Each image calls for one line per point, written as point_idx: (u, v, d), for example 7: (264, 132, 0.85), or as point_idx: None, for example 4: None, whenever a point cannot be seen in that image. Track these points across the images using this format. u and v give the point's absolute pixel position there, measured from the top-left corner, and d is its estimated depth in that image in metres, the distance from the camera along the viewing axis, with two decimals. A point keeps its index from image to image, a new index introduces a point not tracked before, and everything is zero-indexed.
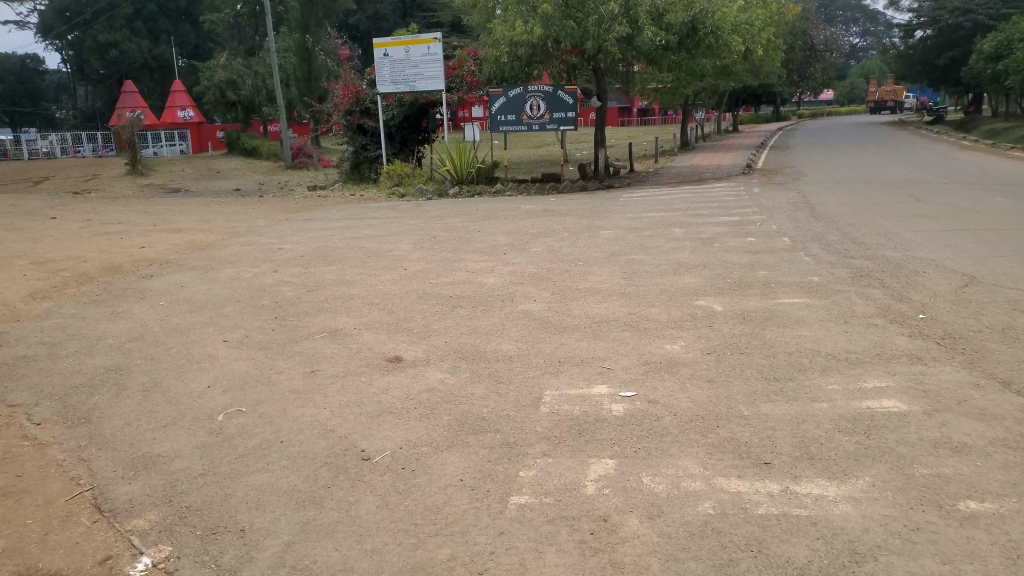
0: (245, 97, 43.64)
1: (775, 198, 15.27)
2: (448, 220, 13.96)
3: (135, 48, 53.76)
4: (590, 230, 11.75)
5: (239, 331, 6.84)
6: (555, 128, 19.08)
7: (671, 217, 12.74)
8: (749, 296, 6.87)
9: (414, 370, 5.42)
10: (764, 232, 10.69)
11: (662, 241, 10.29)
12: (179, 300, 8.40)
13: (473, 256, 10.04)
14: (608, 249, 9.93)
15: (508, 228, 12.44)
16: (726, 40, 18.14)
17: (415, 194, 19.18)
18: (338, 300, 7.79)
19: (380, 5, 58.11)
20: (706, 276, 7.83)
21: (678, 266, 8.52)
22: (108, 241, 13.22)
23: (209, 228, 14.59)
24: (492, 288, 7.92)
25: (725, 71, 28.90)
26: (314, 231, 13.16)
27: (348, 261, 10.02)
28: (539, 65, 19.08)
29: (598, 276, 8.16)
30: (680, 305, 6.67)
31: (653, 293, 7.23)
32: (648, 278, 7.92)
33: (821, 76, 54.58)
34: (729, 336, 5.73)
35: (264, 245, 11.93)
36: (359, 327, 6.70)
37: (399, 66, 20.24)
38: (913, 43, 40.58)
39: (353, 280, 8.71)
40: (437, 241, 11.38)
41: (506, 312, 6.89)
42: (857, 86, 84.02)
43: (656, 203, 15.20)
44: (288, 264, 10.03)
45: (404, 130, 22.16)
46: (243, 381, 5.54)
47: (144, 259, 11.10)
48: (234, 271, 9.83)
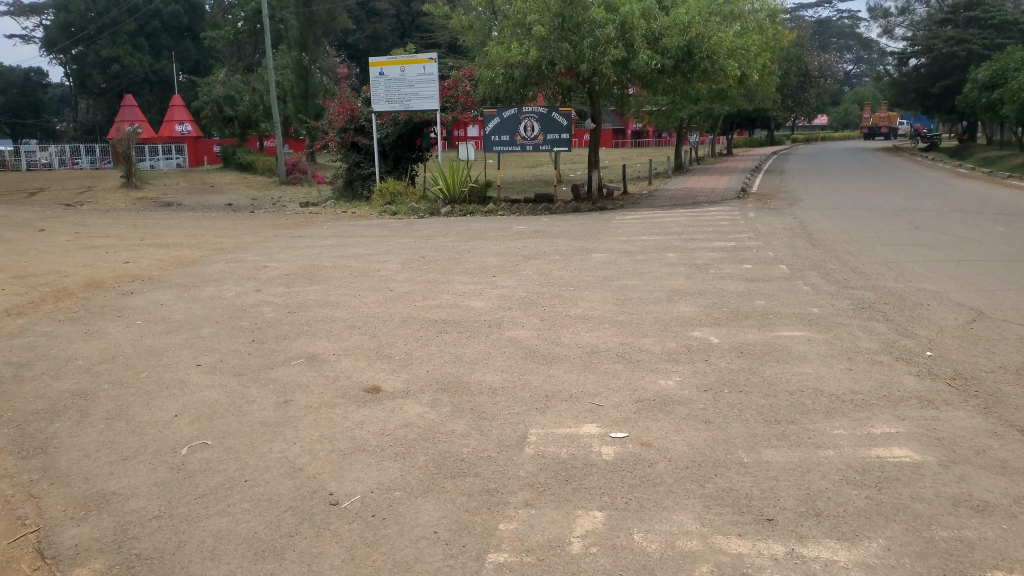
0: (242, 113, 43.58)
1: (771, 223, 15.08)
2: (438, 239, 13.70)
3: (136, 63, 53.93)
4: (583, 253, 11.49)
5: (213, 355, 6.48)
6: (549, 149, 18.91)
7: (665, 241, 12.51)
8: (746, 328, 6.61)
9: (393, 402, 5.12)
10: (761, 259, 10.46)
11: (657, 267, 10.04)
12: (157, 319, 8.04)
13: (461, 277, 9.76)
14: (599, 273, 9.67)
15: (498, 249, 12.18)
16: (722, 65, 17.98)
17: (407, 212, 18.91)
18: (319, 322, 7.49)
19: (379, 24, 58.35)
20: (703, 305, 7.56)
21: (673, 293, 8.25)
22: (92, 255, 12.92)
23: (197, 244, 14.30)
24: (479, 312, 7.64)
25: (721, 95, 28.90)
26: (302, 249, 12.88)
27: (333, 281, 9.73)
28: (534, 86, 18.93)
29: (590, 302, 7.88)
30: (675, 335, 6.40)
31: (647, 322, 6.94)
32: (640, 306, 7.64)
33: (816, 101, 54.85)
34: (725, 372, 5.47)
35: (249, 262, 11.63)
36: (337, 353, 6.39)
37: (394, 85, 20.09)
38: (907, 71, 40.69)
39: (336, 302, 8.42)
40: (426, 261, 11.10)
41: (492, 339, 6.60)
42: (852, 112, 84.65)
43: (651, 226, 14.98)
44: (271, 283, 9.73)
45: (398, 148, 22.01)
46: (212, 411, 5.18)
47: (126, 275, 10.77)
48: (216, 289, 9.51)
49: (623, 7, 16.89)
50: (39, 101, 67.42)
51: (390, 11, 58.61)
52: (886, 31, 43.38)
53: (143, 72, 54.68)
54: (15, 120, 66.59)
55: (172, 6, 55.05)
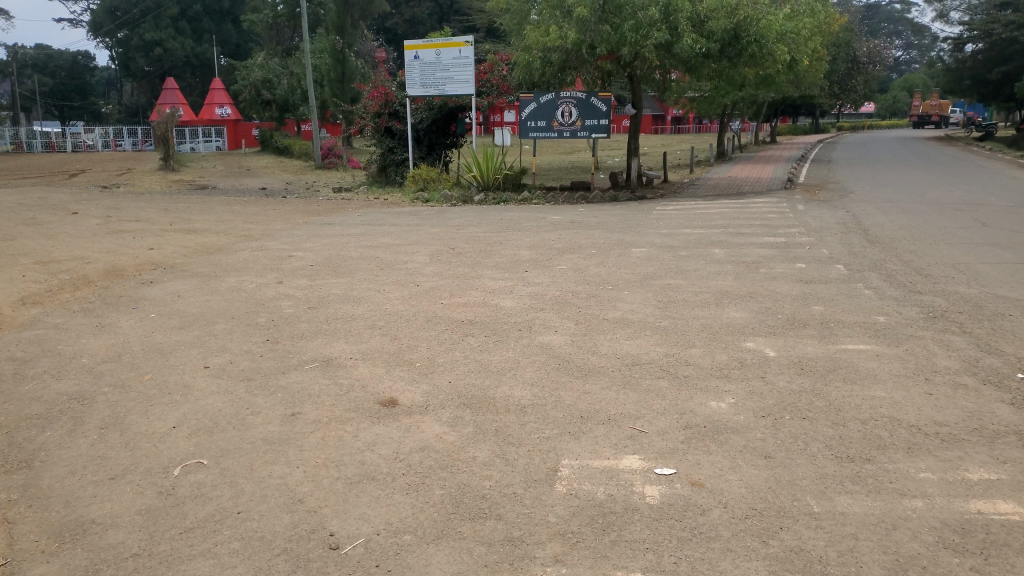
0: (280, 96, 43.53)
1: (823, 217, 14.20)
2: (470, 229, 13.15)
3: (178, 46, 54.43)
4: (622, 246, 10.85)
5: (223, 356, 6.03)
6: (587, 135, 18.20)
7: (710, 235, 11.77)
8: (805, 339, 5.95)
9: (411, 420, 4.59)
10: (815, 258, 9.72)
11: (702, 264, 9.36)
12: (173, 312, 7.63)
13: (491, 272, 9.20)
14: (640, 270, 9.03)
15: (532, 241, 11.58)
16: (772, 50, 17.03)
17: (439, 200, 18.40)
18: (338, 320, 7.00)
19: (417, 7, 57.89)
20: (755, 311, 6.91)
21: (721, 295, 7.58)
22: (119, 241, 12.68)
23: (223, 230, 14.02)
24: (509, 313, 7.07)
25: (768, 81, 27.75)
26: (330, 237, 12.47)
27: (358, 274, 9.26)
28: (573, 70, 18.22)
29: (629, 304, 7.25)
30: (727, 347, 5.79)
31: (697, 329, 6.32)
32: (686, 310, 7.00)
33: (865, 88, 52.80)
34: (786, 394, 4.84)
35: (274, 251, 11.25)
36: (354, 356, 5.90)
37: (429, 70, 19.56)
38: (962, 57, 38.65)
39: (359, 297, 7.94)
40: (455, 254, 10.56)
41: (521, 345, 6.03)
42: (902, 99, 81.61)
43: (693, 218, 14.24)
44: (293, 274, 9.29)
45: (431, 134, 21.52)
46: (213, 423, 4.72)
47: (148, 262, 10.46)
48: (236, 280, 9.10)
49: None
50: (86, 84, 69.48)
51: None
52: (941, 15, 41.26)
53: (184, 55, 55.18)
54: (61, 102, 68.24)
55: None
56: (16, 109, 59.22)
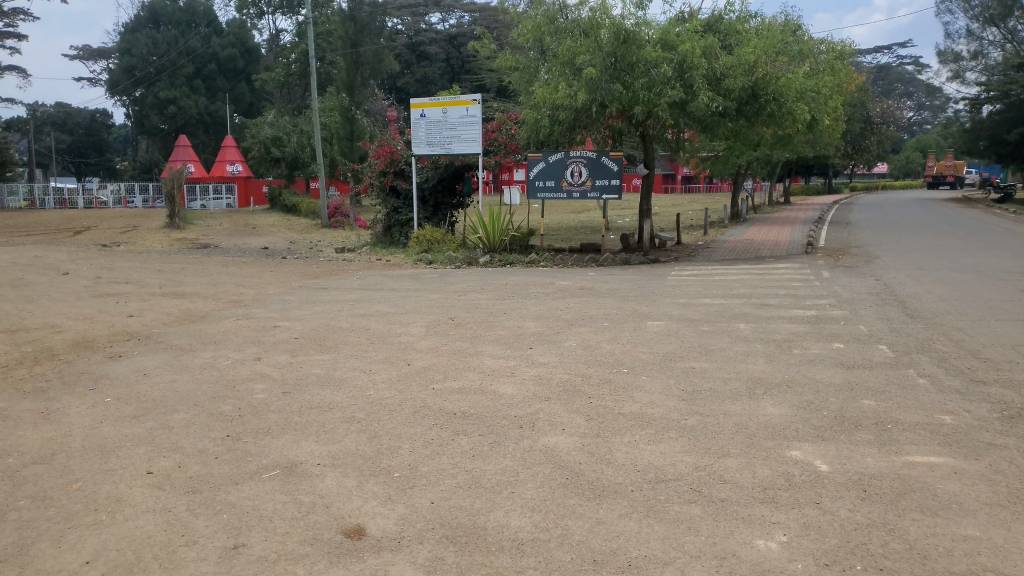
0: (291, 154, 43.61)
1: (851, 286, 13.33)
2: (472, 295, 12.36)
3: (193, 105, 55.36)
4: (637, 319, 9.97)
5: (171, 459, 5.07)
6: (598, 196, 17.56)
7: (733, 307, 10.89)
8: (861, 450, 4.99)
9: (379, 561, 3.65)
10: (853, 336, 8.84)
11: (727, 343, 8.47)
12: (131, 396, 6.71)
13: (491, 348, 8.33)
14: (658, 348, 8.14)
15: (539, 311, 10.73)
16: (791, 108, 16.55)
17: (443, 262, 17.70)
18: (313, 410, 6.09)
19: (429, 68, 58.84)
20: (795, 408, 5.97)
21: (754, 385, 6.66)
22: (101, 305, 11.96)
23: (213, 294, 13.29)
24: (509, 403, 6.13)
25: (782, 141, 27.27)
26: (323, 304, 11.69)
27: (345, 349, 8.41)
28: (583, 130, 17.71)
29: (649, 394, 6.31)
30: (769, 459, 4.85)
31: (729, 432, 5.36)
32: (714, 404, 6.07)
33: (877, 149, 52.52)
34: (850, 531, 3.90)
35: (262, 319, 10.45)
36: (323, 462, 4.98)
37: (436, 128, 19.13)
38: (979, 118, 38.59)
39: (342, 380, 7.05)
40: (455, 325, 9.71)
41: (521, 450, 5.09)
42: (914, 159, 81.62)
43: (711, 286, 13.40)
44: (275, 349, 8.44)
45: (438, 194, 20.96)
46: (137, 557, 3.74)
47: (122, 332, 9.64)
48: (211, 356, 8.22)
49: (683, 45, 15.55)
50: (103, 140, 71.06)
51: (440, 55, 58.89)
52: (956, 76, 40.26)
53: (198, 113, 56.07)
54: (79, 159, 69.64)
55: (228, 49, 56.67)
56: (33, 166, 60.15)
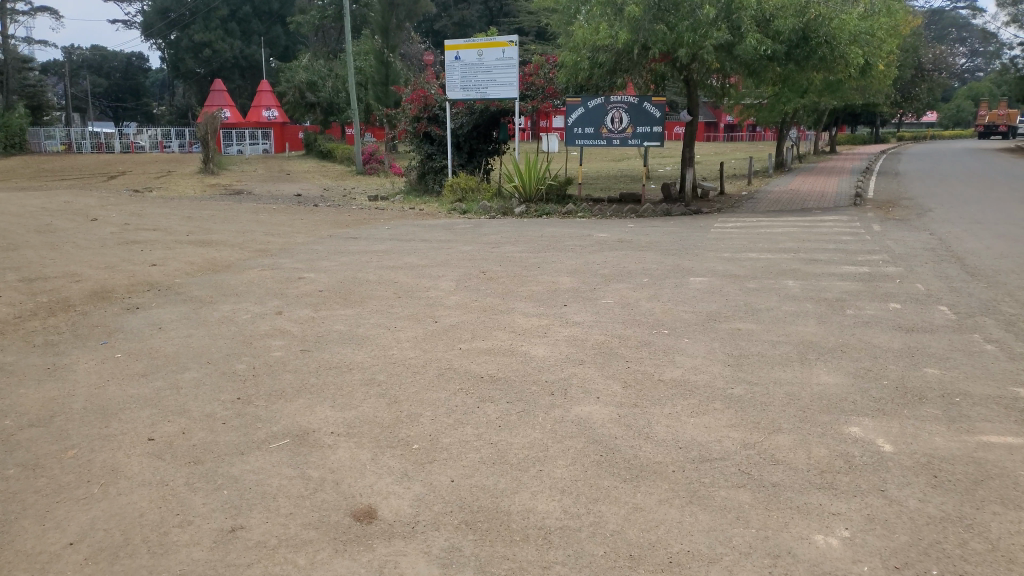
0: (325, 100, 43.08)
1: (906, 240, 12.52)
2: (505, 247, 11.91)
3: (228, 49, 54.94)
4: (678, 275, 9.40)
5: (176, 424, 4.84)
6: (638, 143, 16.71)
7: (780, 262, 10.24)
8: (928, 426, 4.45)
9: (388, 550, 3.29)
10: (911, 296, 8.18)
11: (774, 302, 7.91)
12: (144, 352, 6.49)
13: (523, 305, 7.88)
14: (700, 307, 7.61)
15: (574, 265, 10.24)
16: (844, 53, 15.37)
17: (477, 211, 17.17)
18: (331, 371, 5.74)
19: (466, 11, 57.43)
20: (851, 376, 5.41)
21: (807, 349, 6.12)
22: (127, 253, 11.78)
23: (241, 243, 13.03)
24: (540, 367, 5.70)
25: (833, 87, 25.87)
26: (352, 255, 11.36)
27: (371, 303, 8.04)
28: (624, 73, 16.88)
29: (691, 358, 5.84)
30: (824, 436, 4.34)
31: (780, 404, 4.86)
32: (765, 371, 5.57)
33: (928, 97, 50.14)
34: (922, 526, 3.39)
35: (287, 270, 10.14)
36: (336, 431, 4.65)
37: (471, 72, 18.37)
38: None
39: (365, 337, 6.69)
40: (486, 279, 9.28)
41: (550, 421, 4.66)
42: (966, 108, 78.00)
43: (756, 238, 12.71)
44: (297, 303, 8.10)
45: (472, 140, 20.32)
46: (123, 540, 3.44)
47: (143, 282, 9.41)
48: (231, 309, 7.92)
49: None
50: (139, 85, 71.29)
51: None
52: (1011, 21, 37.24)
53: (233, 57, 55.62)
54: (116, 104, 70.34)
55: None
56: (71, 111, 60.67)
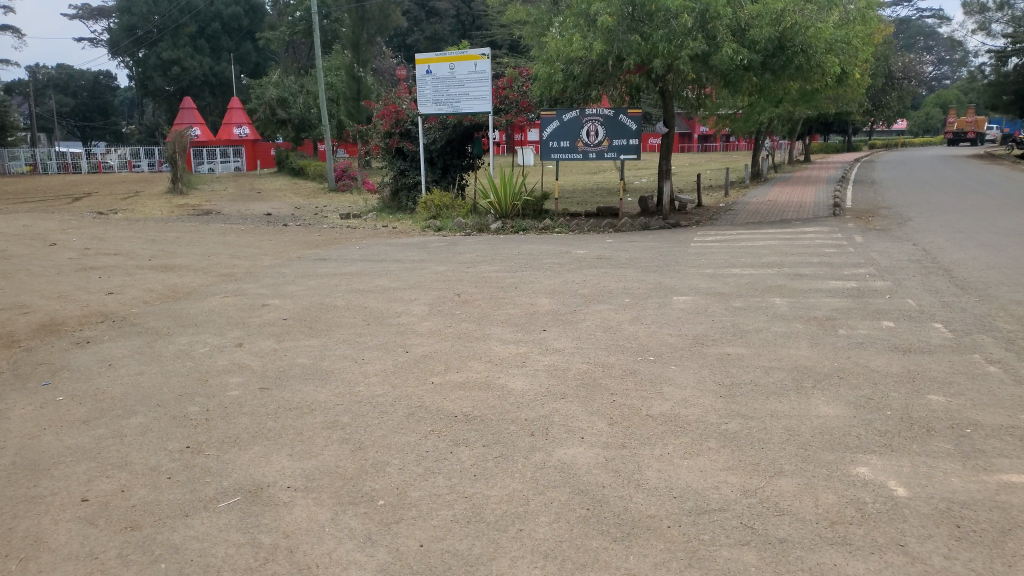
0: (297, 116, 42.50)
1: (889, 252, 12.29)
2: (482, 267, 11.49)
3: (197, 66, 54.16)
4: (661, 294, 9.05)
5: (115, 479, 4.34)
6: (614, 157, 16.44)
7: (765, 278, 9.94)
8: (942, 465, 4.09)
9: None
10: (903, 313, 7.89)
11: (763, 322, 7.57)
12: (88, 392, 5.95)
13: (501, 330, 7.47)
14: (687, 330, 7.24)
15: (553, 285, 9.85)
16: (820, 61, 15.26)
17: (453, 228, 16.77)
18: (291, 413, 5.26)
19: (438, 25, 57.20)
20: (853, 407, 5.05)
21: (803, 377, 5.75)
22: (83, 281, 11.19)
23: (205, 266, 12.49)
24: (519, 403, 5.26)
25: (806, 97, 25.91)
26: (321, 277, 10.89)
27: (338, 332, 7.57)
28: (599, 85, 16.63)
29: (681, 390, 5.45)
30: (832, 479, 3.96)
31: (780, 442, 4.48)
32: (761, 402, 5.19)
33: (898, 105, 50.73)
34: None
35: (251, 296, 9.63)
36: (294, 484, 4.18)
37: (443, 85, 18.01)
38: (1008, 71, 37.23)
39: (330, 371, 6.22)
40: (461, 303, 8.85)
41: (531, 467, 4.24)
42: (934, 115, 79.26)
43: (738, 253, 12.44)
44: (259, 333, 7.62)
45: (446, 155, 19.94)
46: None
47: (96, 313, 8.85)
48: (188, 341, 7.41)
49: None
50: (108, 104, 70.16)
51: (450, 12, 57.10)
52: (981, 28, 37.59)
53: (202, 74, 54.84)
54: (84, 123, 69.19)
55: (232, 7, 55.45)
56: (36, 130, 59.43)
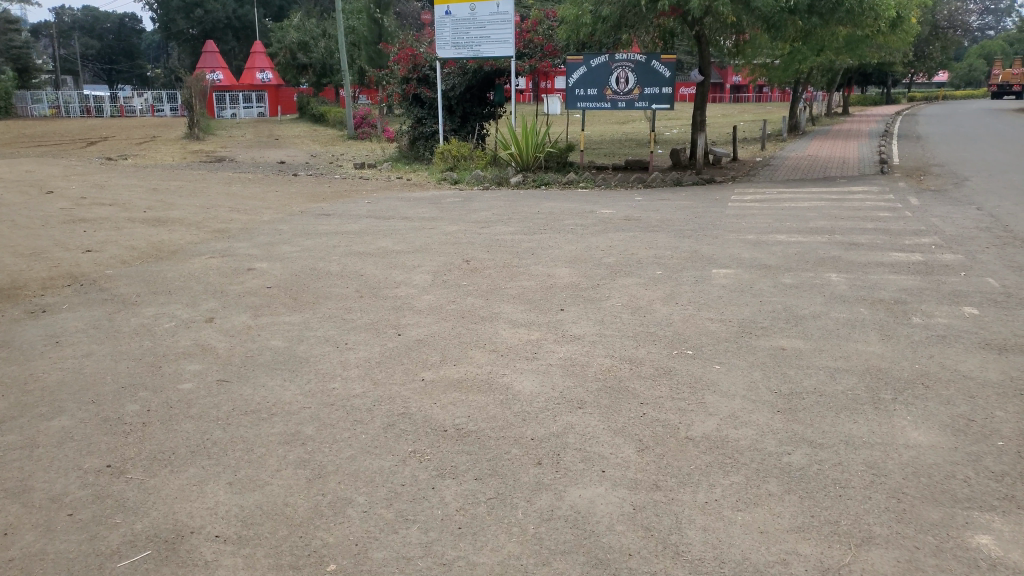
0: (318, 60, 41.03)
1: (953, 217, 10.95)
2: (496, 227, 10.43)
3: (219, 8, 52.85)
4: (697, 265, 7.90)
5: (4, 515, 3.39)
6: (646, 107, 14.99)
7: (817, 248, 8.72)
8: None
9: None
10: (987, 296, 6.69)
11: (822, 304, 6.42)
12: (20, 380, 5.01)
13: (511, 309, 6.40)
14: (731, 315, 6.11)
15: (573, 251, 8.76)
16: (874, 4, 13.70)
17: (471, 182, 15.60)
18: (247, 420, 4.29)
19: None
20: (951, 434, 3.94)
21: (878, 384, 4.65)
22: (65, 235, 10.30)
23: (200, 221, 11.55)
24: (524, 414, 4.23)
25: (853, 45, 23.99)
26: (319, 236, 9.90)
27: (325, 306, 6.58)
28: (630, 29, 15.17)
29: (729, 401, 4.37)
30: (945, 561, 2.90)
31: (861, 489, 3.42)
32: (830, 423, 4.09)
33: (944, 55, 47.96)
34: None
35: (238, 258, 8.66)
36: (226, 532, 3.21)
37: (463, 27, 16.57)
38: None
39: (306, 359, 5.25)
40: (469, 272, 7.78)
41: (534, 518, 3.22)
42: (980, 67, 75.38)
43: (781, 215, 11.17)
44: (235, 305, 6.65)
45: (466, 103, 18.69)
46: None
47: (65, 274, 7.95)
48: (154, 314, 6.47)
49: None
50: (133, 47, 69.58)
51: None
52: None
53: (225, 17, 53.53)
54: (109, 66, 68.61)
55: None
56: (61, 73, 58.75)
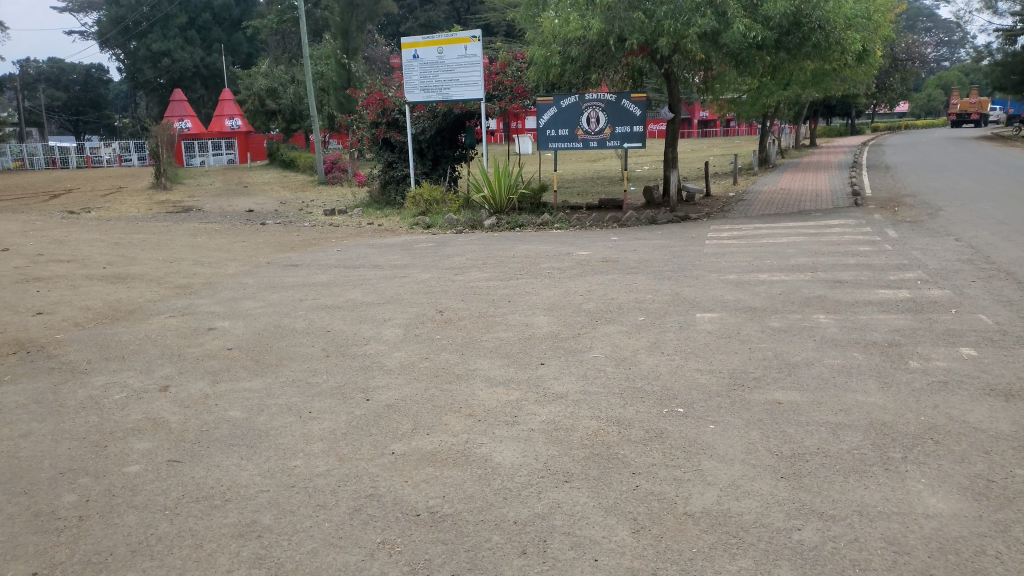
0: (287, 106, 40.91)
1: (931, 249, 10.85)
2: (470, 273, 10.11)
3: (188, 57, 52.72)
4: (681, 309, 7.61)
5: None
6: (617, 146, 14.93)
7: (800, 286, 8.50)
8: None
9: None
10: (981, 334, 6.47)
11: (815, 350, 6.12)
12: None
13: (489, 364, 6.02)
14: (720, 364, 5.80)
15: (551, 296, 8.45)
16: (840, 38, 13.82)
17: (443, 225, 15.29)
18: (197, 510, 3.83)
19: (433, 11, 55.53)
20: (972, 499, 3.62)
21: (885, 441, 4.32)
22: (15, 296, 9.74)
23: (162, 276, 11.07)
24: (507, 492, 3.83)
25: (818, 80, 24.38)
26: (287, 289, 9.49)
27: (289, 369, 6.15)
28: (599, 69, 15.16)
29: (728, 467, 4.01)
30: None
31: (884, 572, 3.07)
32: (840, 490, 3.75)
33: (902, 87, 49.26)
34: None
35: (199, 316, 8.20)
36: None
37: (431, 71, 16.47)
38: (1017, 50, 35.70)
39: (265, 432, 4.80)
40: (443, 324, 7.41)
41: None
42: (936, 98, 77.67)
43: (761, 253, 11.00)
44: (193, 371, 6.20)
45: (437, 146, 18.51)
46: None
47: (11, 341, 7.42)
48: (103, 384, 5.98)
49: None
50: (100, 97, 69.06)
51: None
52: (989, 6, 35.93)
53: (193, 65, 53.39)
54: (76, 117, 67.92)
55: None
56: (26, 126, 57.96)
